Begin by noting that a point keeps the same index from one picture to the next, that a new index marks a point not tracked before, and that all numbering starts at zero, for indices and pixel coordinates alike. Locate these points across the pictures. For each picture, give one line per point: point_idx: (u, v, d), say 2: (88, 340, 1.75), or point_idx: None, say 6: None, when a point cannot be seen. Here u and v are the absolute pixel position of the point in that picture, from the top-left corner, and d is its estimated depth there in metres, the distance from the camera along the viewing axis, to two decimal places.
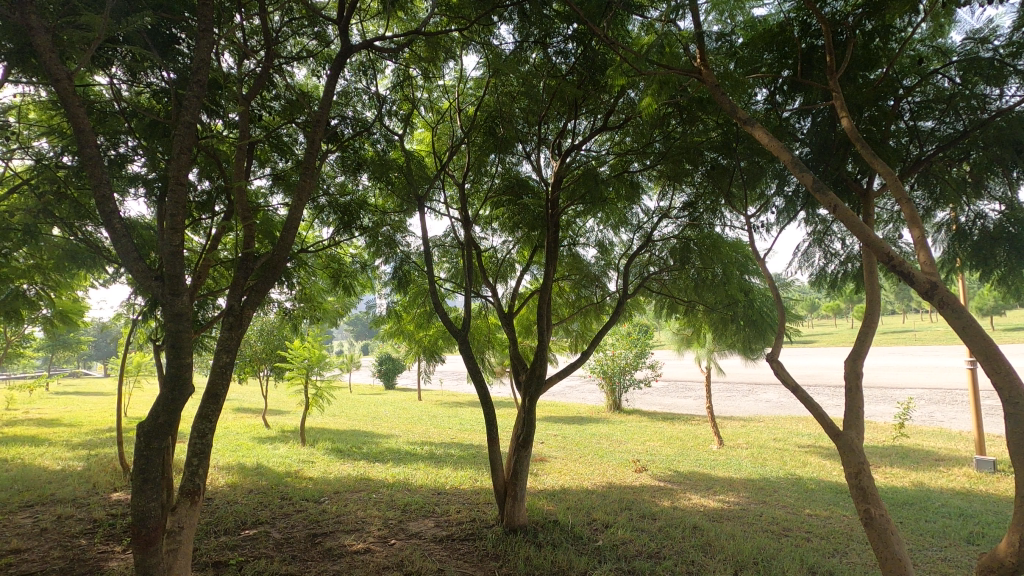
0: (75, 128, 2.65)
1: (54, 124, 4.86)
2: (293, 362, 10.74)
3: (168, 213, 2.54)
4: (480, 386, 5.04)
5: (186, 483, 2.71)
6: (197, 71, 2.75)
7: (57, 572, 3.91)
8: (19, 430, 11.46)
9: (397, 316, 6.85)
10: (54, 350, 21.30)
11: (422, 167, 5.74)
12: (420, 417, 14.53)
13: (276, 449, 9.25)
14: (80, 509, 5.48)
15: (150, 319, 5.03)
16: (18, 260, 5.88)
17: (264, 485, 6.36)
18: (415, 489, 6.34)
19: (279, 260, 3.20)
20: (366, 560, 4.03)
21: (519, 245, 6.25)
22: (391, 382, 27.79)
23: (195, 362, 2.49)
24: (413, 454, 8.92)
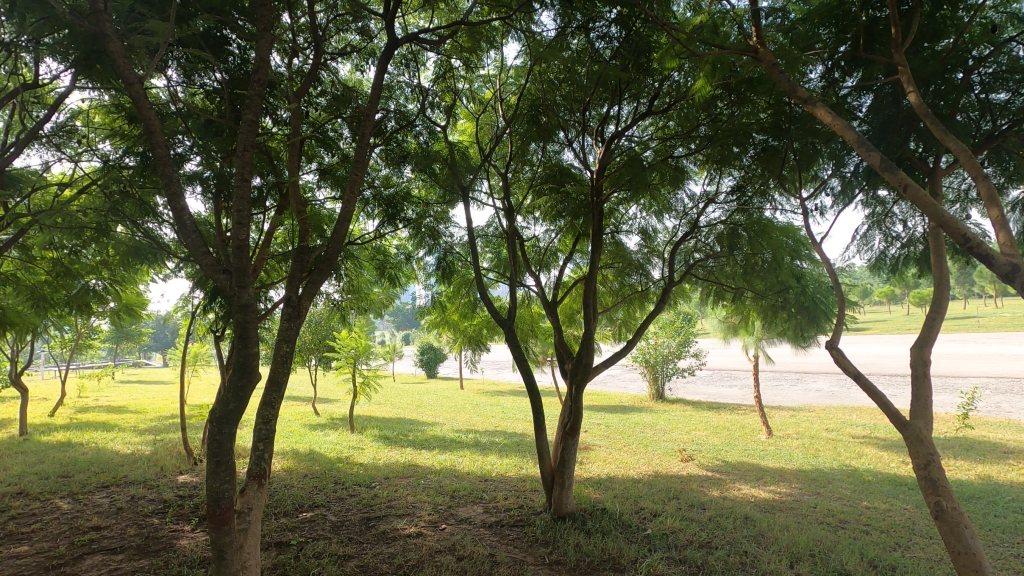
0: (146, 131, 2.75)
1: (118, 127, 5.14)
2: (341, 352, 11.07)
3: (234, 208, 2.64)
4: (526, 374, 5.05)
5: (253, 467, 2.83)
6: (257, 71, 2.81)
7: (134, 548, 4.18)
8: (92, 416, 12.24)
9: (441, 306, 6.96)
10: (119, 341, 22.60)
11: (465, 158, 5.79)
12: (463, 406, 14.75)
13: (326, 436, 9.56)
14: (151, 490, 5.82)
15: (209, 311, 5.27)
16: (87, 256, 6.23)
17: (317, 470, 6.61)
18: (462, 476, 6.46)
19: (333, 252, 3.28)
20: (419, 543, 4.14)
21: (562, 234, 6.22)
22: (434, 371, 28.25)
23: (261, 352, 2.58)
24: (458, 441, 9.07)
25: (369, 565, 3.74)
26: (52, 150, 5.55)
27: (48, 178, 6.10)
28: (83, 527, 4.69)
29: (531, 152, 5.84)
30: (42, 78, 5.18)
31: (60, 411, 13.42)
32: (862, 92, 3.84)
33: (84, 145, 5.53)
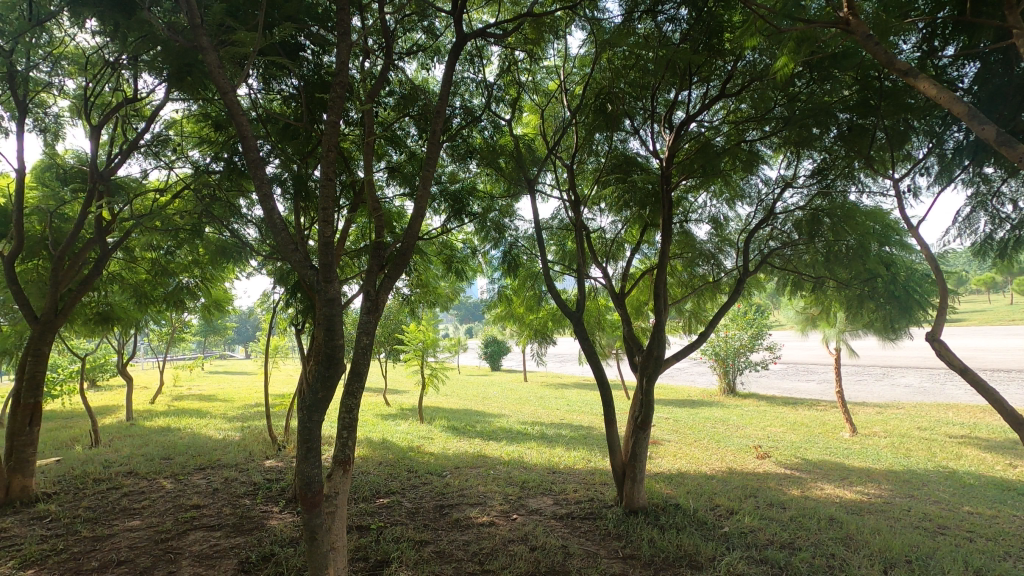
0: (240, 135, 2.81)
1: (206, 134, 5.53)
2: (410, 344, 11.43)
3: (321, 205, 2.77)
4: (595, 367, 5.01)
5: (338, 454, 2.94)
6: (339, 74, 2.92)
7: (231, 525, 4.51)
8: (187, 404, 13.28)
9: (507, 299, 7.03)
10: (209, 334, 24.39)
11: (530, 150, 5.79)
12: (528, 398, 14.84)
13: (397, 426, 9.91)
14: (242, 473, 6.25)
15: (291, 306, 5.58)
16: (180, 256, 6.78)
17: (391, 458, 6.87)
18: (530, 467, 6.51)
19: (408, 247, 3.37)
20: (492, 532, 4.21)
21: (628, 225, 6.09)
22: (497, 364, 28.62)
23: (346, 343, 2.69)
24: (525, 433, 9.15)
25: (445, 551, 3.84)
26: (150, 158, 6.05)
27: (146, 184, 6.67)
28: (186, 504, 5.10)
29: (596, 142, 5.76)
30: (140, 93, 5.66)
31: (159, 398, 14.63)
32: (965, 61, 3.53)
33: (176, 153, 5.99)
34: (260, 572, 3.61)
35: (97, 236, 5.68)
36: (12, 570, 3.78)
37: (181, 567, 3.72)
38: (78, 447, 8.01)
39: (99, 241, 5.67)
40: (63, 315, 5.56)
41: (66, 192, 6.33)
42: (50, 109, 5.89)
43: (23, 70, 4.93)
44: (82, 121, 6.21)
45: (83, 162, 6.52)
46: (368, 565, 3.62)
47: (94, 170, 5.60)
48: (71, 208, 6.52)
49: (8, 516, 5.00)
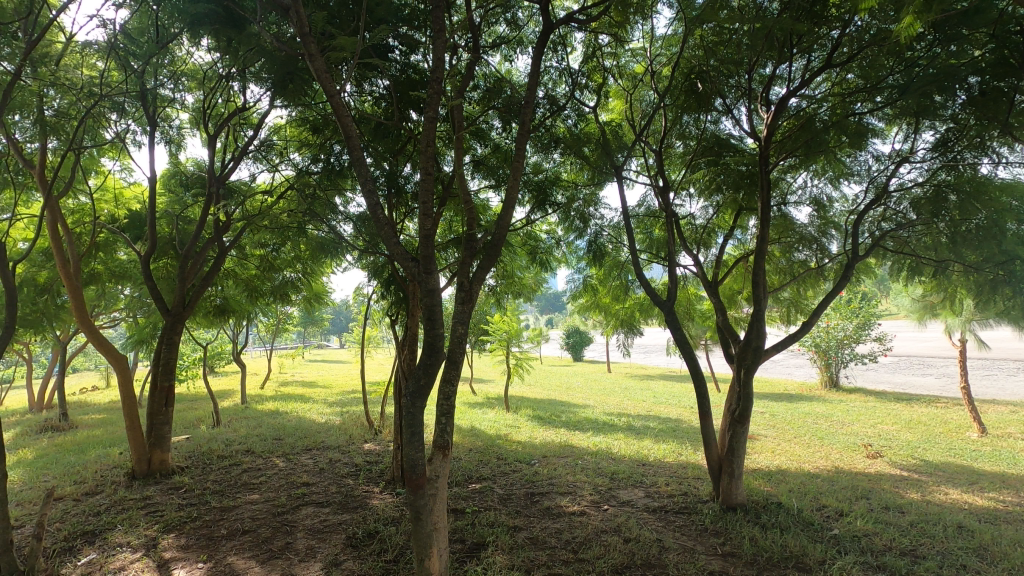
0: (345, 136, 2.93)
1: (306, 138, 5.91)
2: (495, 335, 11.64)
3: (422, 199, 2.87)
4: (687, 358, 4.84)
5: (437, 439, 3.01)
6: (436, 71, 3.00)
7: (338, 502, 4.85)
8: (292, 389, 14.36)
9: (592, 289, 6.98)
10: (309, 325, 26.22)
11: (616, 137, 5.66)
12: (612, 389, 14.66)
13: (485, 414, 10.14)
14: (344, 455, 6.69)
15: (384, 298, 5.85)
16: (285, 253, 7.32)
17: (481, 445, 7.05)
18: (619, 459, 6.43)
19: (500, 237, 3.41)
20: (584, 522, 4.21)
21: (720, 210, 5.79)
22: (580, 354, 28.50)
23: (446, 333, 2.79)
24: (612, 425, 9.04)
25: (538, 538, 3.90)
26: (257, 163, 6.56)
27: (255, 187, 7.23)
28: (297, 481, 5.54)
29: (685, 125, 5.53)
30: (249, 102, 6.13)
31: (268, 384, 15.92)
32: None
33: (280, 157, 6.46)
34: (366, 547, 3.84)
35: (216, 236, 6.26)
36: (157, 533, 4.29)
37: (297, 539, 4.04)
38: (204, 426, 8.91)
39: (217, 241, 6.24)
40: (190, 308, 6.17)
41: (188, 197, 7.01)
42: (173, 122, 6.52)
43: (153, 88, 5.49)
44: (200, 131, 6.83)
45: (201, 168, 7.17)
46: (465, 547, 3.75)
47: (212, 175, 6.15)
48: (193, 211, 7.20)
49: (152, 485, 5.68)
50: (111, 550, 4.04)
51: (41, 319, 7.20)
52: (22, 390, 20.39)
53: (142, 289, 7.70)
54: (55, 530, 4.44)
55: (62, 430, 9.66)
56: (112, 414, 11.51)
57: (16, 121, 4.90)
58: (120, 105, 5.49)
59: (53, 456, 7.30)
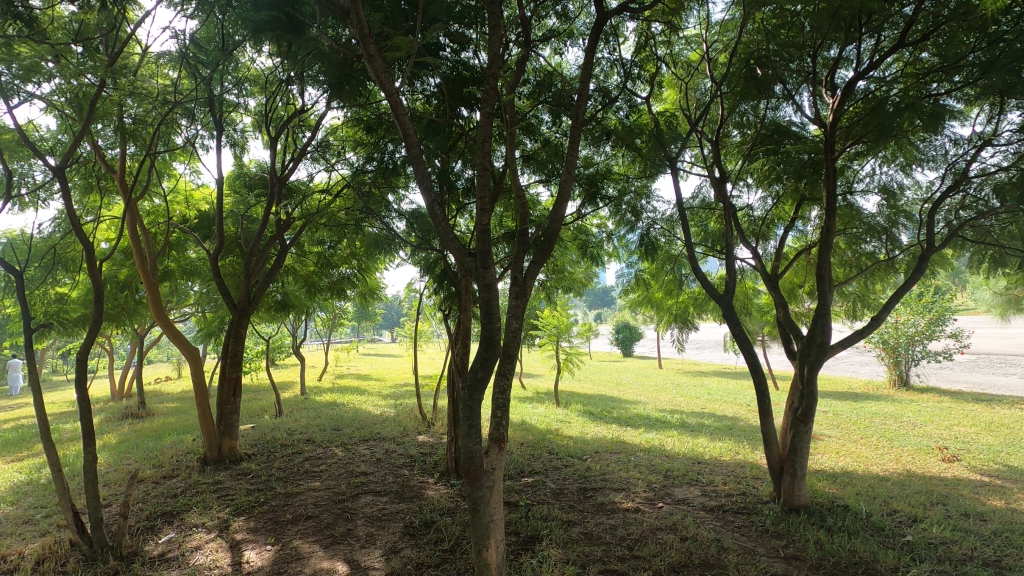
0: (403, 135, 2.96)
1: (360, 137, 6.07)
2: (544, 330, 11.66)
3: (478, 195, 2.90)
4: (746, 355, 4.69)
5: (493, 431, 3.04)
6: (491, 67, 3.02)
7: (395, 492, 4.99)
8: (348, 382, 14.85)
9: (644, 283, 6.88)
10: (364, 320, 27.03)
11: (671, 127, 5.51)
12: (664, 385, 14.40)
13: (535, 409, 10.18)
14: (399, 446, 6.87)
15: (437, 293, 5.95)
16: (341, 250, 7.58)
17: (532, 440, 7.08)
18: (673, 456, 6.32)
19: (553, 231, 3.40)
20: (638, 518, 4.16)
21: (780, 200, 5.54)
22: (630, 349, 28.16)
23: (503, 327, 2.82)
24: (664, 421, 8.89)
25: (592, 534, 3.88)
26: (315, 163, 6.79)
27: (313, 187, 7.49)
28: (356, 471, 5.73)
29: (743, 113, 5.34)
30: (307, 104, 6.35)
31: (325, 376, 16.53)
32: None
33: (336, 157, 6.67)
34: (424, 536, 3.93)
35: (277, 234, 6.54)
36: (229, 515, 4.54)
37: (357, 526, 4.18)
38: (267, 416, 9.35)
39: (278, 238, 6.51)
40: (254, 303, 6.46)
41: (252, 197, 7.34)
42: (238, 126, 6.84)
43: (219, 94, 5.77)
44: (262, 134, 7.13)
45: (263, 169, 7.49)
46: (519, 539, 3.78)
47: (273, 176, 6.41)
48: (256, 210, 7.54)
49: (222, 471, 6.01)
50: (188, 530, 4.31)
51: (122, 314, 7.72)
52: (105, 379, 22.03)
53: (211, 285, 8.12)
54: (138, 510, 4.77)
55: (140, 417, 10.34)
56: (184, 403, 12.24)
57: (100, 130, 5.26)
58: (190, 111, 5.81)
59: (134, 441, 7.84)
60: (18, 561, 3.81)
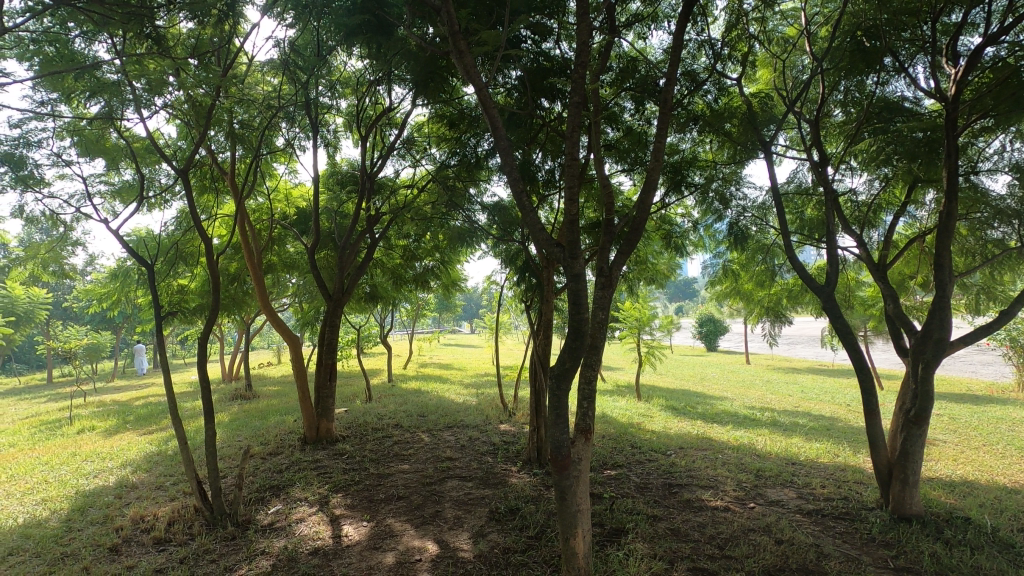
0: (491, 126, 3.00)
1: (444, 132, 6.23)
2: (625, 322, 11.47)
3: (566, 185, 2.90)
4: (851, 350, 4.37)
5: (579, 422, 3.03)
6: (580, 56, 2.99)
7: (480, 477, 5.13)
8: (431, 371, 15.40)
9: (733, 274, 6.59)
10: (444, 312, 27.89)
11: (764, 109, 5.21)
12: (753, 382, 13.71)
13: (616, 402, 10.06)
14: (482, 433, 7.03)
15: (518, 284, 6.02)
16: (426, 243, 7.85)
17: (614, 433, 7.00)
18: (765, 456, 6.02)
19: (641, 220, 3.32)
20: (728, 518, 4.02)
21: (889, 183, 5.08)
22: (714, 343, 27.13)
23: (591, 317, 2.82)
24: (753, 419, 8.48)
25: (679, 530, 3.80)
26: (402, 159, 7.07)
27: (399, 182, 7.79)
28: (442, 455, 5.94)
29: (846, 91, 4.96)
30: (394, 102, 6.61)
31: (409, 364, 17.22)
32: None
33: (421, 153, 6.90)
34: (509, 522, 4.02)
35: (368, 229, 6.87)
36: (328, 492, 4.87)
37: (445, 508, 4.35)
38: (359, 401, 9.89)
39: (369, 232, 6.84)
40: (347, 294, 6.84)
41: (344, 194, 7.76)
42: (331, 127, 7.24)
43: (315, 97, 6.12)
44: (352, 133, 7.51)
45: (354, 168, 7.89)
46: (604, 531, 3.77)
47: (364, 173, 6.72)
48: (348, 206, 7.96)
49: (320, 450, 6.43)
50: (293, 503, 4.67)
51: (232, 304, 8.44)
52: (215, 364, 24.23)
53: (308, 277, 8.69)
54: (250, 482, 5.23)
55: (248, 398, 11.29)
56: (285, 387, 13.22)
57: (214, 136, 5.76)
58: (290, 114, 6.23)
59: (243, 420, 8.57)
60: (154, 522, 4.31)
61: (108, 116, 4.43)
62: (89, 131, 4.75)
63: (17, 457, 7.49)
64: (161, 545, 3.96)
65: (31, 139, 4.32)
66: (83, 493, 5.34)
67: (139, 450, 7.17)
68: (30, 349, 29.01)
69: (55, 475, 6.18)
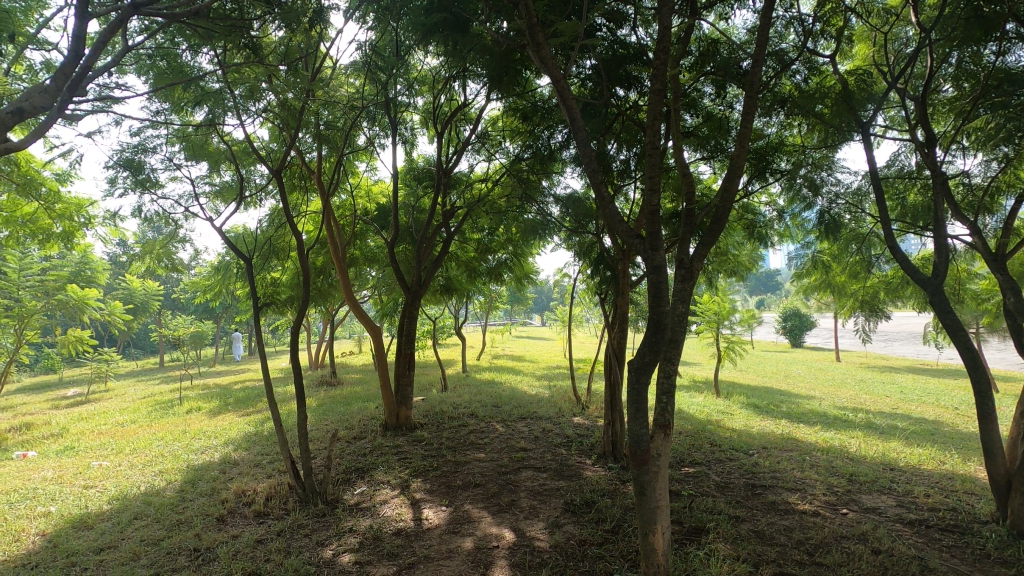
0: (569, 118, 2.97)
1: (517, 125, 6.26)
2: (703, 316, 11.08)
3: (647, 176, 2.83)
4: (964, 349, 3.97)
5: (658, 417, 2.96)
6: (661, 39, 2.88)
7: (554, 469, 5.15)
8: (504, 362, 15.62)
9: (825, 266, 6.20)
10: (516, 304, 28.11)
11: (862, 87, 4.83)
12: (844, 380, 12.84)
13: (693, 398, 9.75)
14: (556, 426, 7.06)
15: (592, 277, 5.96)
16: (500, 236, 7.96)
17: (691, 430, 6.80)
18: (858, 459, 5.64)
19: (724, 209, 3.16)
20: (819, 523, 3.80)
21: (1010, 164, 4.56)
22: (799, 340, 25.65)
23: (673, 311, 2.76)
24: (845, 420, 7.95)
25: (764, 533, 3.65)
26: (476, 154, 7.19)
27: (473, 177, 7.92)
28: (516, 446, 6.01)
29: (958, 63, 4.49)
30: (468, 98, 6.72)
31: (483, 356, 17.54)
32: None
33: (495, 147, 6.97)
34: (584, 515, 4.01)
35: (444, 223, 7.04)
36: (408, 476, 5.07)
37: (521, 498, 4.41)
38: (435, 391, 10.21)
39: (444, 227, 7.00)
40: (425, 286, 7.04)
41: (421, 189, 8.00)
42: (408, 125, 7.46)
43: (394, 96, 6.32)
44: (428, 130, 7.71)
45: (430, 163, 8.10)
46: (683, 529, 3.69)
47: (440, 168, 6.89)
48: (424, 201, 8.21)
49: (400, 436, 6.70)
50: (376, 485, 4.91)
51: (318, 295, 8.94)
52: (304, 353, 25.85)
53: (387, 270, 9.06)
54: (337, 464, 5.55)
55: (333, 385, 11.97)
56: (366, 375, 13.88)
57: (303, 138, 6.12)
58: (371, 114, 6.48)
59: (329, 405, 9.09)
60: (254, 496, 4.68)
61: (212, 123, 4.80)
62: (194, 137, 5.17)
63: (138, 432, 8.37)
64: (261, 518, 4.30)
65: (148, 145, 4.77)
66: (193, 467, 5.88)
67: (239, 430, 7.80)
68: (145, 336, 32.24)
69: (169, 450, 6.84)
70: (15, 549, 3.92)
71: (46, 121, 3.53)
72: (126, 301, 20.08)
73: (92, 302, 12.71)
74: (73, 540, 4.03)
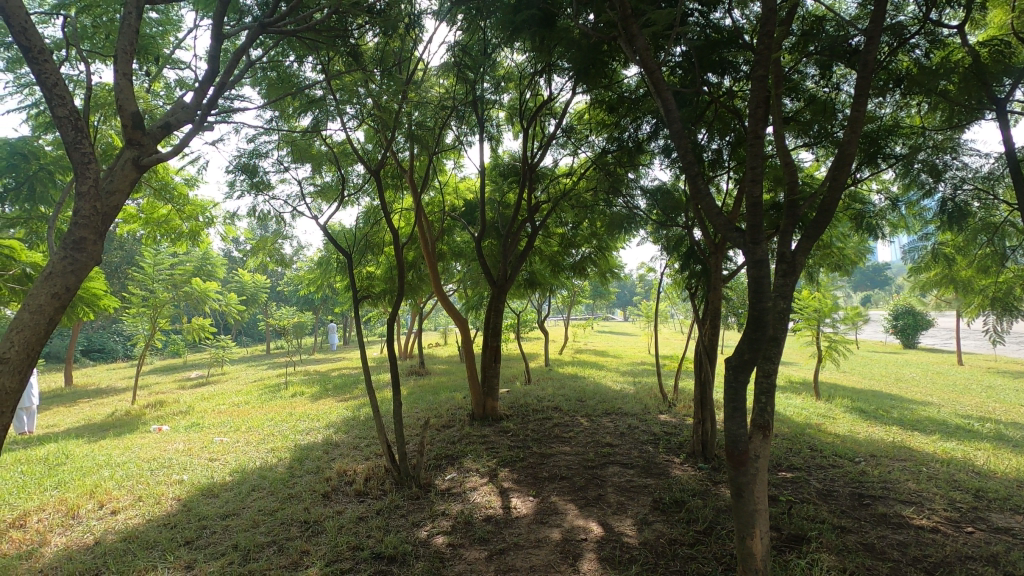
0: (661, 109, 2.91)
1: (603, 118, 6.19)
2: (801, 312, 10.40)
3: (745, 165, 2.71)
4: None
5: (757, 418, 2.83)
6: (764, 21, 2.74)
7: (641, 466, 5.08)
8: (587, 357, 15.52)
9: (946, 259, 5.63)
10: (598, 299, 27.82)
11: (996, 59, 4.32)
12: (968, 386, 11.57)
13: (790, 400, 9.20)
14: (642, 422, 6.94)
15: (681, 271, 5.79)
16: (585, 230, 7.91)
17: (788, 433, 6.44)
18: (986, 474, 5.08)
19: (832, 198, 2.95)
20: (939, 541, 3.48)
21: None
22: (912, 340, 23.40)
23: (775, 307, 2.63)
24: (969, 430, 7.18)
25: (874, 546, 3.40)
26: (561, 148, 7.18)
27: (558, 171, 7.93)
28: (602, 441, 5.98)
29: None
30: (553, 92, 6.72)
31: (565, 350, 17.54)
32: None
33: (580, 140, 6.94)
34: (674, 514, 3.93)
35: (530, 217, 7.11)
36: (496, 466, 5.20)
37: (607, 493, 4.40)
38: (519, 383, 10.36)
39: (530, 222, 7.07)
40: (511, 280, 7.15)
41: (506, 185, 8.12)
42: (494, 121, 7.60)
43: (480, 95, 6.46)
44: (514, 126, 7.81)
45: (515, 159, 8.20)
46: (781, 536, 3.52)
47: (526, 164, 6.96)
48: (510, 196, 8.33)
49: (487, 427, 6.88)
50: (465, 472, 5.08)
51: (409, 289, 9.35)
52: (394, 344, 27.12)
53: (473, 265, 9.28)
54: (428, 450, 5.80)
55: (421, 375, 12.49)
56: (452, 366, 14.32)
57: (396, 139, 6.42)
58: (460, 113, 6.66)
59: (419, 394, 9.50)
60: (354, 476, 5.01)
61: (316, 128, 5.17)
62: (300, 141, 5.57)
63: (251, 412, 9.19)
64: (361, 496, 4.60)
65: (261, 150, 5.21)
66: (300, 446, 6.38)
67: (338, 414, 8.35)
68: (254, 325, 35.22)
69: (279, 430, 7.46)
70: (157, 511, 4.45)
71: (186, 134, 3.94)
72: (239, 292, 22.04)
73: (211, 294, 14.05)
74: (203, 506, 4.52)
